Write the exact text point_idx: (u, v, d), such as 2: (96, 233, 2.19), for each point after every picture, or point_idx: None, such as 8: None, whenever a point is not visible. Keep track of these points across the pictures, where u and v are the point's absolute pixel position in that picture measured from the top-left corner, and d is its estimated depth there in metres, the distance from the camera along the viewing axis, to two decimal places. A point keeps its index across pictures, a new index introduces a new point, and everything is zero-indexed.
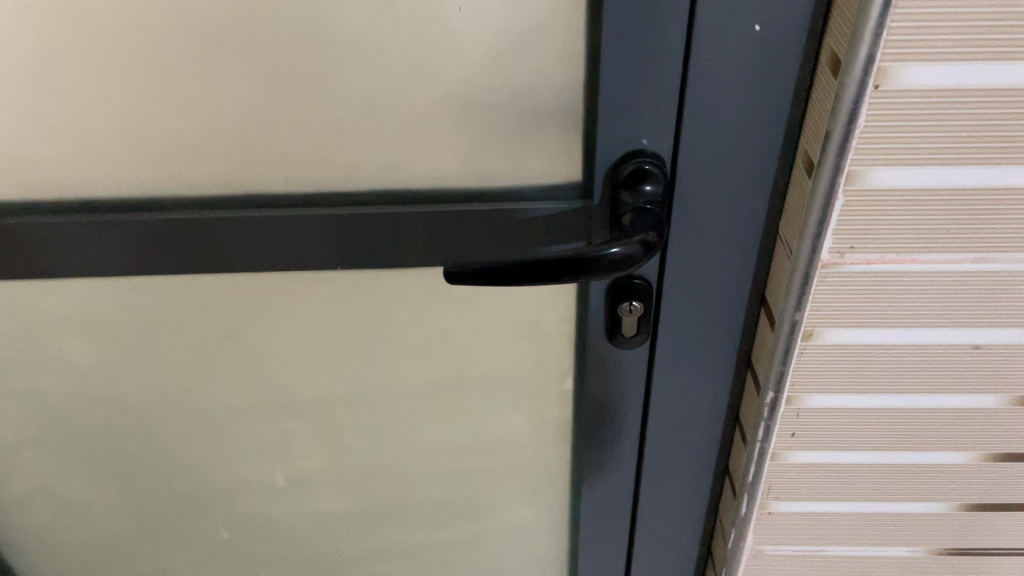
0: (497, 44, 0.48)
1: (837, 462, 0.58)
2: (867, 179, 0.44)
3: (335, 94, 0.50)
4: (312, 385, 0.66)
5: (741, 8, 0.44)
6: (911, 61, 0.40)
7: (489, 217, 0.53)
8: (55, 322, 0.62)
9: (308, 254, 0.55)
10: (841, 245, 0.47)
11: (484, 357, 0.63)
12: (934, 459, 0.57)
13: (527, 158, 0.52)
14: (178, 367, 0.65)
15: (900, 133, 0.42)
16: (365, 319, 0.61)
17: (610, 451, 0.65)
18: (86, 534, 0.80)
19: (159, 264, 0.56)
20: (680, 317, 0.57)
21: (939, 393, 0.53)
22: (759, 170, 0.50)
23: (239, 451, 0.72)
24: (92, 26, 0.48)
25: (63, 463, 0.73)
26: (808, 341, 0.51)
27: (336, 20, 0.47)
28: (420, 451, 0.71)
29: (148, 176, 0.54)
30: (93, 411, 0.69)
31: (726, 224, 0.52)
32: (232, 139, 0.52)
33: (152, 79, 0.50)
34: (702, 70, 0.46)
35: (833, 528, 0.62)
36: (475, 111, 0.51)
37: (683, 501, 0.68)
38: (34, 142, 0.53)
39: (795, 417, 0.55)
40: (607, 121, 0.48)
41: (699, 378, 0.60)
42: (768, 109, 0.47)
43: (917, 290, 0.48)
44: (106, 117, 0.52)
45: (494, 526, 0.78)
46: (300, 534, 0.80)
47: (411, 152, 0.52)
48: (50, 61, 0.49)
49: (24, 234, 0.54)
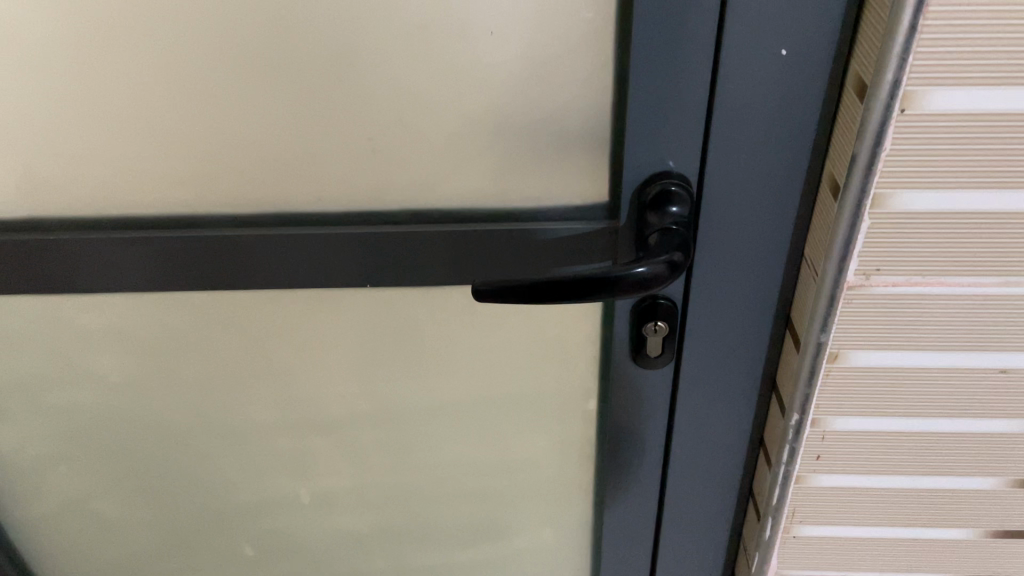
0: (527, 67, 0.49)
1: (862, 487, 0.58)
2: (895, 203, 0.44)
3: (369, 116, 0.51)
4: (338, 402, 0.67)
5: (768, 33, 0.45)
6: (936, 85, 0.41)
7: (516, 237, 0.54)
8: (90, 338, 0.63)
9: (338, 272, 0.56)
10: (868, 267, 0.47)
11: (509, 376, 0.64)
12: (961, 484, 0.56)
13: (554, 180, 0.53)
14: (207, 383, 0.66)
15: (927, 156, 0.43)
16: (392, 336, 0.61)
17: (633, 473, 0.65)
18: (115, 550, 0.81)
19: (190, 281, 0.57)
20: (706, 339, 0.57)
21: (966, 417, 0.53)
22: (786, 193, 0.50)
23: (265, 468, 0.73)
24: (135, 47, 0.50)
25: (93, 478, 0.74)
26: (834, 363, 0.51)
27: (370, 43, 0.49)
28: (443, 471, 0.71)
29: (183, 194, 0.55)
30: (123, 426, 0.70)
31: (753, 246, 0.52)
32: (267, 159, 0.53)
33: (191, 100, 0.51)
34: (729, 92, 0.47)
35: (858, 553, 0.62)
36: (504, 132, 0.52)
37: (706, 524, 0.68)
38: (75, 160, 0.54)
39: (820, 440, 0.55)
40: (634, 143, 0.49)
41: (724, 399, 0.60)
42: (794, 132, 0.48)
43: (944, 313, 0.48)
44: (146, 137, 0.53)
45: (516, 547, 0.78)
46: (323, 552, 0.80)
47: (441, 172, 0.53)
48: (94, 81, 0.51)
49: (64, 250, 0.56)
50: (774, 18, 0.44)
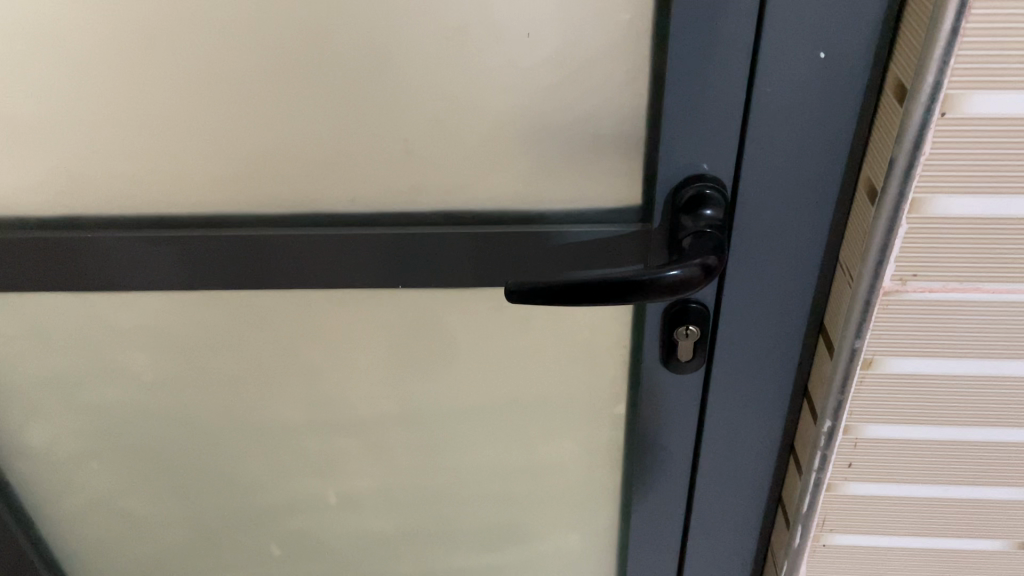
0: (563, 70, 0.49)
1: (894, 496, 0.57)
2: (932, 207, 0.44)
3: (403, 120, 0.52)
4: (367, 404, 0.67)
5: (806, 35, 0.44)
6: (978, 89, 0.40)
7: (546, 238, 0.54)
8: (123, 336, 0.64)
9: (369, 273, 0.57)
10: (904, 272, 0.46)
11: (537, 378, 0.64)
12: (995, 495, 0.56)
13: (587, 182, 0.53)
14: (238, 383, 0.66)
15: (966, 160, 0.42)
16: (422, 337, 0.62)
17: (662, 477, 0.65)
18: (145, 548, 0.82)
19: (223, 279, 0.58)
20: (738, 343, 0.57)
21: (1001, 426, 0.52)
22: (822, 196, 0.50)
23: (294, 468, 0.73)
24: (174, 44, 0.50)
25: (124, 476, 0.75)
26: (868, 369, 0.51)
27: (405, 44, 0.49)
28: (471, 473, 0.71)
29: (219, 194, 0.56)
30: (153, 424, 0.70)
31: (789, 249, 0.52)
32: (303, 158, 0.54)
33: (228, 98, 0.52)
34: (766, 95, 0.47)
35: (889, 563, 0.61)
36: (540, 135, 0.52)
37: (735, 530, 0.68)
38: (114, 160, 0.55)
39: (852, 447, 0.55)
40: (670, 145, 0.49)
41: (754, 405, 0.60)
42: (832, 134, 0.47)
43: (981, 320, 0.48)
44: (183, 139, 0.54)
45: (541, 551, 0.78)
46: (348, 553, 0.81)
47: (474, 173, 0.54)
48: (133, 81, 0.52)
49: (100, 247, 0.56)
50: (813, 20, 0.44)
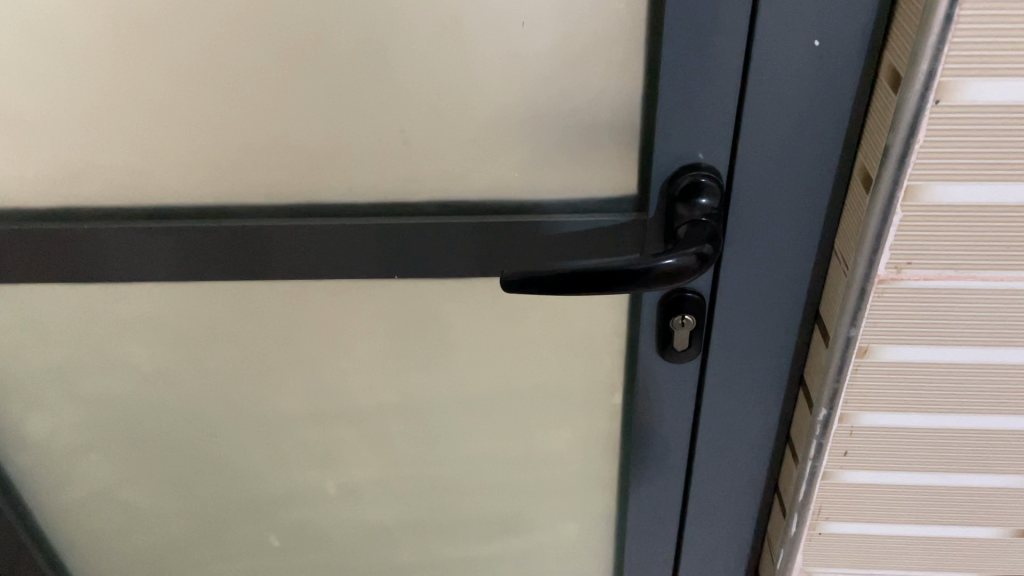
0: (559, 59, 0.49)
1: (889, 484, 0.57)
2: (927, 195, 0.44)
3: (401, 111, 0.52)
4: (365, 394, 0.67)
5: (800, 24, 0.45)
6: (973, 76, 0.40)
7: (542, 228, 0.54)
8: (121, 327, 0.64)
9: (366, 263, 0.57)
10: (898, 260, 0.46)
11: (534, 367, 0.64)
12: (990, 482, 0.56)
13: (583, 171, 0.53)
14: (237, 374, 0.67)
15: (960, 148, 0.43)
16: (419, 327, 0.62)
17: (659, 467, 0.65)
18: (145, 539, 0.82)
19: (221, 270, 0.58)
20: (734, 332, 0.57)
21: (995, 414, 0.52)
22: (817, 184, 0.50)
23: (292, 459, 0.73)
24: (170, 34, 0.50)
25: (123, 466, 0.75)
26: (863, 358, 0.51)
27: (401, 34, 0.49)
28: (470, 463, 0.72)
29: (216, 185, 0.56)
30: (152, 415, 0.70)
31: (785, 238, 0.52)
32: (299, 149, 0.54)
33: (224, 88, 0.52)
34: (761, 84, 0.47)
35: (885, 550, 0.61)
36: (536, 125, 0.52)
37: (732, 519, 0.68)
38: (111, 151, 0.55)
39: (847, 435, 0.55)
40: (665, 135, 0.49)
41: (750, 395, 0.60)
42: (826, 123, 0.48)
43: (975, 308, 0.48)
44: (179, 129, 0.54)
45: (540, 540, 0.78)
46: (348, 544, 0.81)
47: (471, 163, 0.54)
48: (129, 71, 0.52)
49: (98, 238, 0.57)
50: (807, 9, 0.44)
